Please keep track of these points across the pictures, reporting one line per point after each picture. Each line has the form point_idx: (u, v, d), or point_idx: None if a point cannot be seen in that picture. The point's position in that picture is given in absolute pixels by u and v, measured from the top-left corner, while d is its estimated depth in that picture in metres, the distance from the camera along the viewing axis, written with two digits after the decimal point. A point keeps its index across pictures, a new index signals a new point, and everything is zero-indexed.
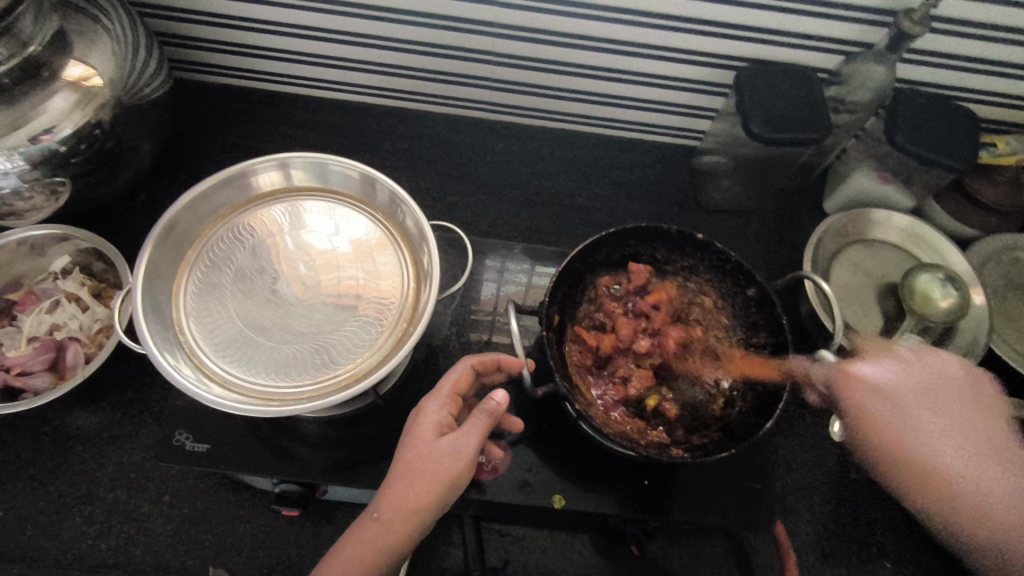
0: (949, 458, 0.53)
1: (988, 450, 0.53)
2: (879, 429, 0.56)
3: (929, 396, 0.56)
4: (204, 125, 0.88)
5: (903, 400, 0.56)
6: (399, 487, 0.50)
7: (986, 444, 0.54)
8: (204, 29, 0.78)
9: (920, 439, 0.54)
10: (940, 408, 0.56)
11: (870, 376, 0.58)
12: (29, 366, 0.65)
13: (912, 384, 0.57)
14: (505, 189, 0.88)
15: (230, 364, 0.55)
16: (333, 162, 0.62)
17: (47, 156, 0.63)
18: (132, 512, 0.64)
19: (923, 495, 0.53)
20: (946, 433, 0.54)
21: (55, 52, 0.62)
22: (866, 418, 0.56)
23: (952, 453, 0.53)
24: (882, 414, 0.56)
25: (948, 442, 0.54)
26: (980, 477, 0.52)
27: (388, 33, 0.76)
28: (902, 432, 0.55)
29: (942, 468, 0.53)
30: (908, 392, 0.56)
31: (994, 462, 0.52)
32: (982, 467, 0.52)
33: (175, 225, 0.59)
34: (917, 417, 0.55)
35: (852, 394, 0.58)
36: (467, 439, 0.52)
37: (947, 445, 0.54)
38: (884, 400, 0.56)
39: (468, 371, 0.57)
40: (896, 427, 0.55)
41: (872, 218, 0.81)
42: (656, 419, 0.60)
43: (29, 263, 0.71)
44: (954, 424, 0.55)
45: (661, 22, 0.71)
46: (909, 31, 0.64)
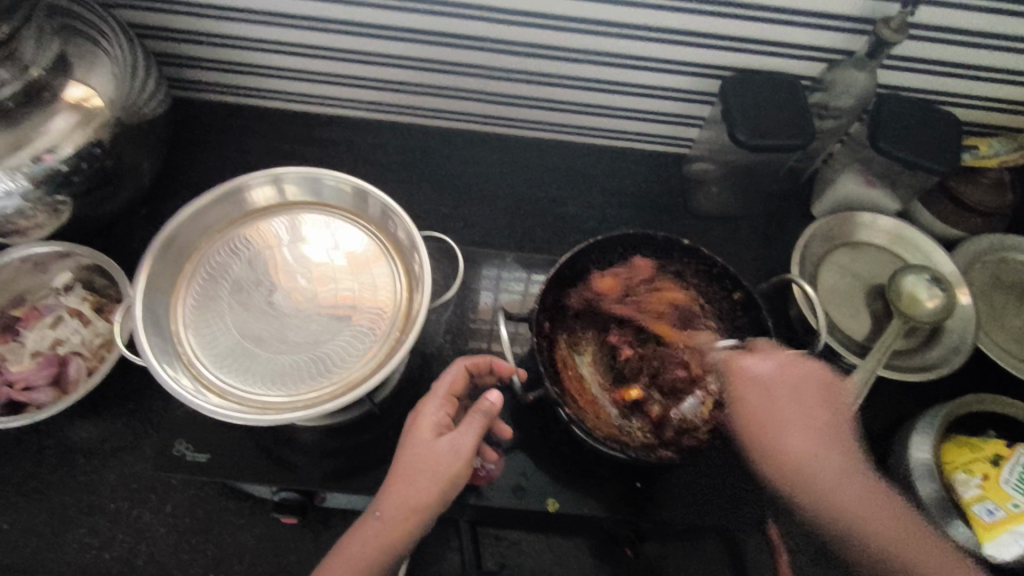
0: (795, 441, 0.54)
1: (832, 442, 0.55)
2: (750, 413, 0.56)
3: (800, 396, 0.57)
4: (202, 142, 0.89)
5: (769, 391, 0.57)
6: (400, 486, 0.51)
7: (825, 434, 0.55)
8: (201, 48, 0.80)
9: (784, 425, 0.55)
10: (796, 399, 0.56)
11: (754, 368, 0.58)
12: (33, 381, 0.66)
13: (782, 372, 0.57)
14: (498, 200, 0.90)
15: (228, 374, 0.57)
16: (326, 176, 0.64)
17: (49, 175, 0.65)
18: (134, 522, 0.65)
19: (795, 486, 0.53)
20: (799, 421, 0.55)
21: (56, 75, 0.64)
22: (746, 410, 0.57)
23: (801, 435, 0.55)
24: (760, 404, 0.56)
25: (797, 430, 0.55)
26: (821, 468, 0.53)
27: (380, 49, 0.78)
28: (769, 421, 0.55)
29: (789, 451, 0.54)
30: (782, 387, 0.57)
31: (839, 454, 0.54)
32: (831, 461, 0.54)
33: (173, 241, 0.60)
34: (784, 408, 0.56)
35: (737, 385, 0.58)
36: (465, 437, 0.53)
37: (795, 429, 0.55)
38: (762, 392, 0.57)
39: (462, 374, 0.59)
40: (765, 416, 0.56)
41: (858, 221, 0.82)
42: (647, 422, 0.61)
43: (32, 280, 0.73)
44: (814, 418, 0.56)
45: (646, 34, 0.73)
46: (888, 39, 0.66)
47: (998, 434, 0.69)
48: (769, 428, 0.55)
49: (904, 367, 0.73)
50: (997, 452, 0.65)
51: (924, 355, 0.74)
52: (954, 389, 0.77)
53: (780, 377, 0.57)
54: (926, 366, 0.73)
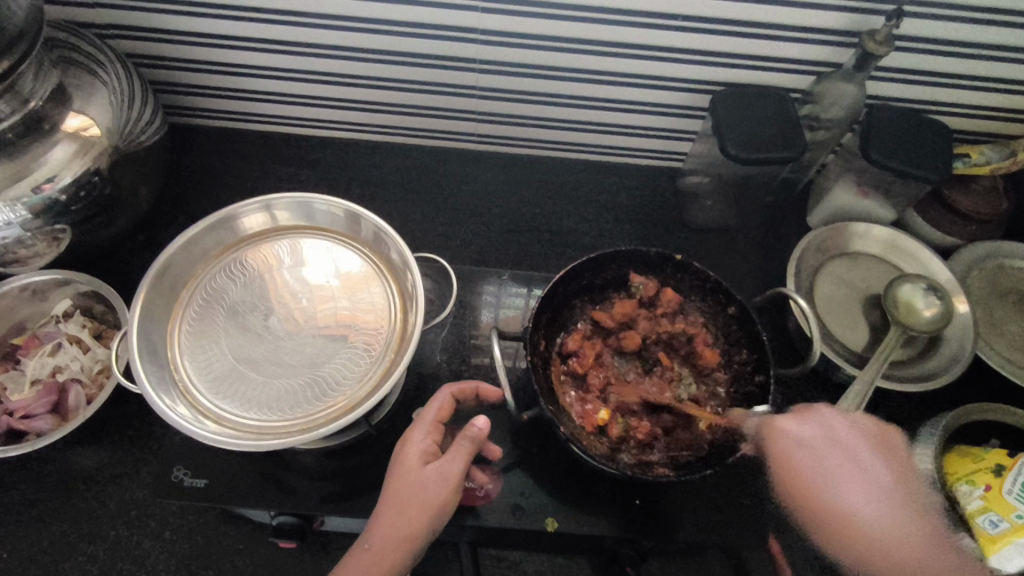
0: (855, 503, 0.53)
1: (898, 497, 0.54)
2: (807, 489, 0.53)
3: (844, 452, 0.55)
4: (199, 167, 0.90)
5: (810, 454, 0.54)
6: (389, 515, 0.51)
7: (876, 489, 0.54)
8: (196, 76, 0.82)
9: (841, 488, 0.53)
10: (851, 459, 0.55)
11: (794, 433, 0.55)
12: (33, 409, 0.67)
13: (821, 439, 0.55)
14: (493, 218, 0.90)
15: (224, 400, 0.57)
16: (318, 200, 0.65)
17: (48, 205, 0.66)
18: (134, 549, 0.65)
19: (866, 558, 0.51)
20: (853, 481, 0.54)
21: (54, 106, 0.65)
22: (794, 482, 0.53)
23: (860, 493, 0.53)
24: (808, 472, 0.53)
25: (854, 487, 0.53)
26: (886, 522, 0.52)
27: (373, 72, 0.79)
28: (825, 484, 0.53)
29: (854, 514, 0.52)
30: (827, 448, 0.55)
31: (907, 512, 0.53)
32: (889, 514, 0.52)
33: (167, 269, 0.61)
34: (836, 469, 0.54)
35: (777, 447, 0.55)
36: (452, 464, 0.53)
37: (851, 492, 0.53)
38: (809, 451, 0.54)
39: (448, 398, 0.59)
40: (820, 484, 0.53)
41: (852, 231, 0.82)
42: (630, 440, 0.61)
43: (32, 307, 0.74)
44: (870, 470, 0.54)
45: (635, 52, 0.74)
46: (874, 52, 0.66)
47: (1002, 443, 0.69)
48: (825, 495, 0.53)
49: (903, 377, 0.73)
50: (999, 462, 0.64)
51: (925, 365, 0.74)
52: (955, 398, 0.76)
53: (821, 443, 0.55)
54: (926, 376, 0.73)
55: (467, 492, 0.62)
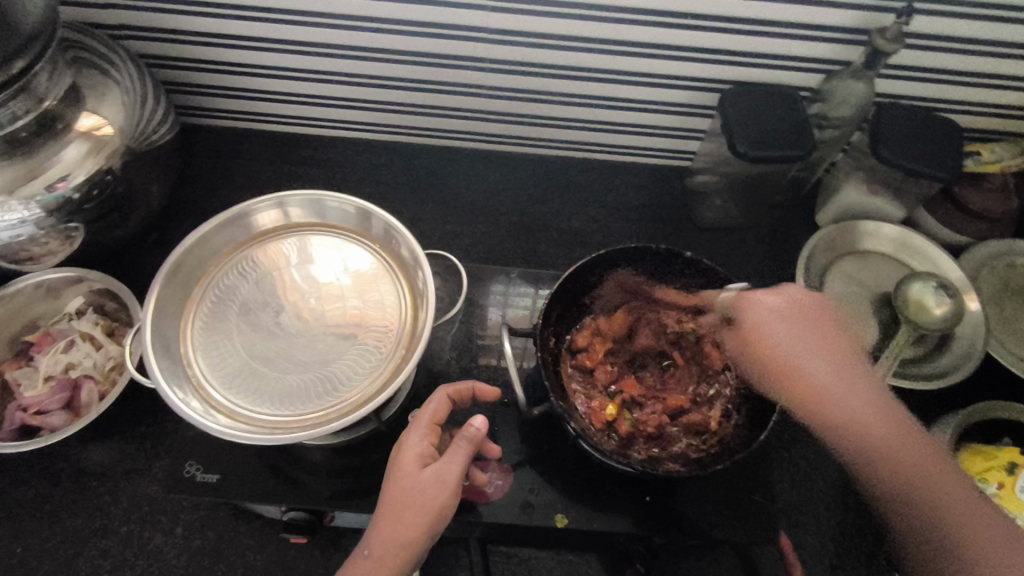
0: (816, 368, 0.52)
1: (859, 369, 0.54)
2: (765, 351, 0.54)
3: (807, 333, 0.54)
4: (210, 167, 0.91)
5: (773, 329, 0.55)
6: (388, 522, 0.51)
7: (838, 365, 0.53)
8: (207, 76, 0.82)
9: (802, 352, 0.53)
10: (823, 339, 0.54)
11: (756, 309, 0.56)
12: (46, 405, 0.67)
13: (785, 311, 0.55)
14: (501, 217, 0.91)
15: (236, 396, 0.57)
16: (329, 197, 0.65)
17: (62, 203, 0.66)
18: (146, 544, 0.65)
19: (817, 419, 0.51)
20: (813, 354, 0.53)
21: (68, 106, 0.66)
22: (754, 341, 0.55)
23: (820, 361, 0.53)
24: (773, 334, 0.54)
25: (817, 357, 0.53)
26: (847, 397, 0.51)
27: (383, 72, 0.80)
28: (782, 344, 0.54)
29: (813, 377, 0.52)
30: (795, 317, 0.55)
31: (863, 381, 0.53)
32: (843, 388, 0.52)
33: (180, 265, 0.61)
34: (800, 341, 0.54)
35: (749, 319, 0.56)
36: (450, 467, 0.53)
37: (814, 357, 0.53)
38: (784, 330, 0.54)
39: (444, 400, 0.58)
40: (794, 357, 0.53)
41: (861, 230, 0.82)
42: (638, 434, 0.61)
43: (46, 305, 0.74)
44: (830, 352, 0.53)
45: (644, 51, 0.74)
46: (883, 49, 0.66)
47: (1014, 441, 0.68)
48: (793, 370, 0.53)
49: (914, 375, 0.72)
50: (1012, 460, 0.64)
51: (937, 362, 0.74)
52: (966, 397, 0.76)
53: (788, 314, 0.55)
54: (936, 374, 0.72)
55: (476, 487, 0.63)
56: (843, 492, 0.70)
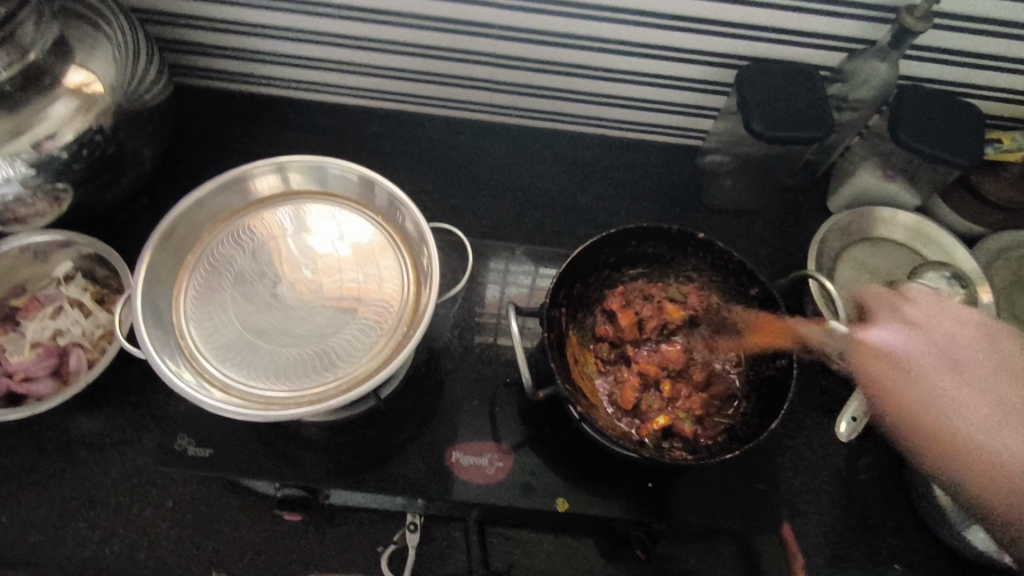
0: (962, 424, 0.55)
1: (996, 417, 0.56)
2: (906, 401, 0.59)
3: (971, 354, 0.60)
4: (206, 130, 0.88)
5: (916, 364, 0.60)
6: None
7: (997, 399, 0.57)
8: (202, 34, 0.79)
9: (934, 402, 0.58)
10: (946, 372, 0.59)
11: (885, 350, 0.62)
12: (32, 372, 0.65)
13: (926, 353, 0.60)
14: (506, 191, 0.88)
15: (231, 368, 0.55)
16: (331, 164, 0.62)
17: (47, 162, 0.63)
18: (136, 517, 0.64)
19: (949, 464, 0.55)
20: (957, 388, 0.58)
21: (55, 59, 0.63)
22: (885, 392, 0.61)
23: (965, 415, 0.56)
24: (908, 388, 0.59)
25: (968, 412, 0.56)
26: (989, 438, 0.54)
27: (388, 36, 0.76)
28: (906, 391, 0.59)
29: (933, 413, 0.57)
30: (912, 355, 0.61)
31: (988, 418, 0.56)
32: (970, 407, 0.57)
33: (174, 230, 0.59)
34: (926, 379, 0.59)
35: (865, 365, 0.63)
36: None
37: (937, 401, 0.58)
38: (889, 366, 0.62)
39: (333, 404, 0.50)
40: (913, 396, 0.59)
41: (878, 216, 0.80)
42: (648, 411, 0.60)
43: (32, 268, 0.72)
44: (942, 374, 0.59)
45: (662, 22, 0.71)
46: (910, 27, 0.64)
47: None
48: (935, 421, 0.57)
49: None
50: None
51: None
52: None
53: (927, 359, 0.60)
54: None
55: (476, 468, 0.62)
56: (846, 482, 0.70)
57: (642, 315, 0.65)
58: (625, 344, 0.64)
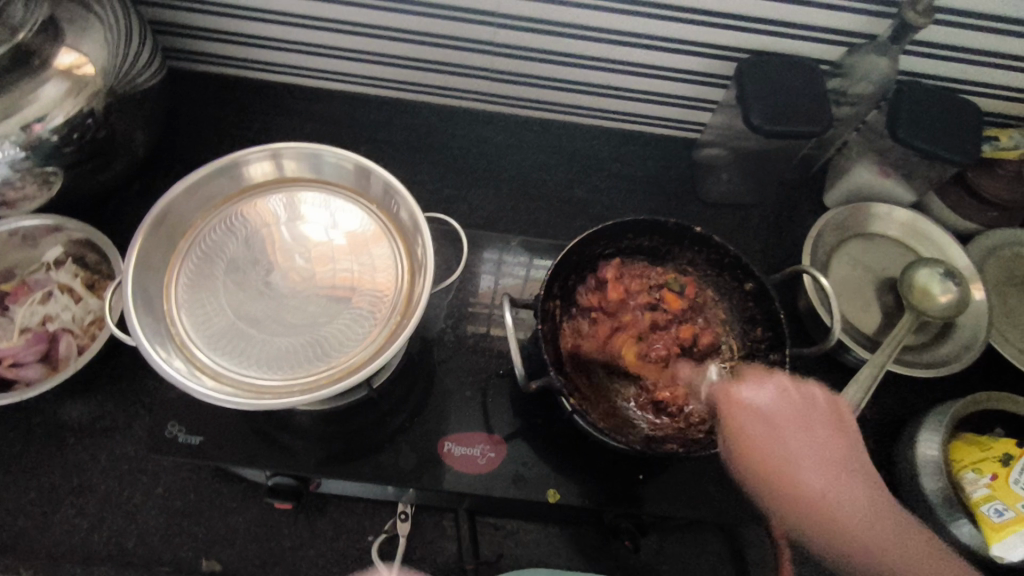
0: (812, 479, 0.53)
1: (840, 468, 0.54)
2: (766, 464, 0.54)
3: (801, 413, 0.56)
4: (198, 114, 0.86)
5: (782, 429, 0.55)
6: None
7: (834, 463, 0.55)
8: (195, 16, 0.77)
9: (800, 464, 0.54)
10: (801, 434, 0.55)
11: (750, 399, 0.57)
12: (21, 357, 0.64)
13: (788, 409, 0.56)
14: (502, 181, 0.87)
15: (222, 357, 0.55)
16: (326, 152, 0.61)
17: (37, 144, 0.62)
18: (125, 504, 0.63)
19: (818, 533, 0.51)
20: (807, 451, 0.55)
21: (45, 40, 0.61)
22: (755, 458, 0.54)
23: (817, 477, 0.54)
24: (776, 445, 0.54)
25: (813, 467, 0.54)
26: (840, 498, 0.53)
27: (385, 22, 0.75)
28: (790, 458, 0.54)
29: (782, 453, 0.54)
30: (787, 417, 0.56)
31: (845, 482, 0.54)
32: (848, 492, 0.53)
33: (165, 216, 0.58)
34: (782, 439, 0.55)
35: (734, 415, 0.56)
36: None
37: (813, 470, 0.54)
38: (766, 423, 0.55)
39: None
40: (783, 458, 0.54)
41: (872, 212, 0.80)
42: (634, 400, 0.62)
43: (22, 253, 0.71)
44: (818, 451, 0.55)
45: (662, 13, 0.70)
46: (913, 22, 0.63)
47: (1004, 431, 0.69)
48: (786, 470, 0.54)
49: (912, 361, 0.71)
50: (1008, 451, 0.63)
51: (935, 350, 0.73)
52: (963, 386, 0.75)
53: (784, 410, 0.56)
54: (934, 362, 0.72)
55: (467, 458, 0.62)
56: None
57: (640, 303, 0.66)
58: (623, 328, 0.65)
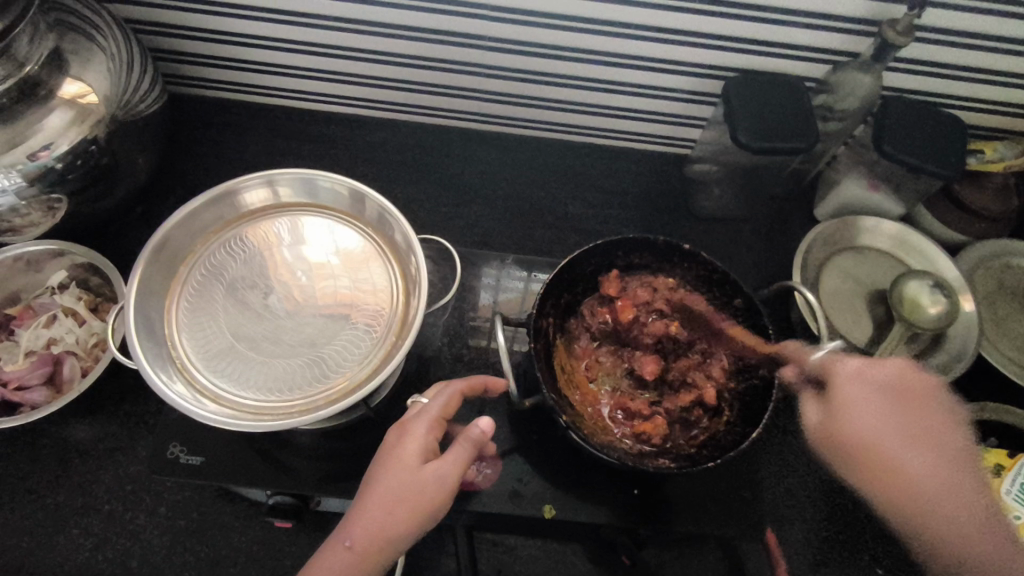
0: (909, 449, 0.55)
1: (937, 437, 0.56)
2: (868, 439, 0.55)
3: (878, 388, 0.57)
4: (198, 138, 0.88)
5: (854, 401, 0.57)
6: (379, 515, 0.49)
7: (920, 427, 0.56)
8: (196, 44, 0.80)
9: (877, 428, 0.56)
10: (904, 408, 0.57)
11: (846, 374, 0.58)
12: (25, 380, 0.66)
13: (869, 383, 0.57)
14: (497, 200, 0.89)
15: (222, 379, 0.56)
16: (321, 176, 0.63)
17: (43, 173, 0.64)
18: (129, 524, 0.64)
19: (895, 497, 0.54)
20: (884, 419, 0.56)
21: (50, 71, 0.63)
22: (862, 433, 0.56)
23: (896, 440, 0.55)
24: (864, 414, 0.56)
25: (894, 431, 0.56)
26: (917, 464, 0.55)
27: (380, 47, 0.77)
28: (865, 427, 0.56)
29: (859, 429, 0.56)
30: (894, 389, 0.57)
31: (934, 449, 0.55)
32: (922, 461, 0.55)
33: (167, 243, 0.60)
34: (872, 408, 0.56)
35: (849, 388, 0.57)
36: (450, 467, 0.51)
37: (886, 431, 0.55)
38: (858, 395, 0.57)
39: (457, 395, 0.57)
40: (885, 430, 0.55)
41: (861, 226, 0.82)
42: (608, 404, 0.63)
43: (26, 277, 0.72)
44: (908, 420, 0.56)
45: (649, 34, 0.72)
46: (892, 42, 0.65)
47: (999, 442, 0.68)
48: (871, 437, 0.55)
49: None
50: (998, 461, 0.65)
51: (927, 362, 0.74)
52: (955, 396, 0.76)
53: (871, 384, 0.57)
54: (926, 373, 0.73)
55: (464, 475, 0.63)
56: (832, 488, 0.70)
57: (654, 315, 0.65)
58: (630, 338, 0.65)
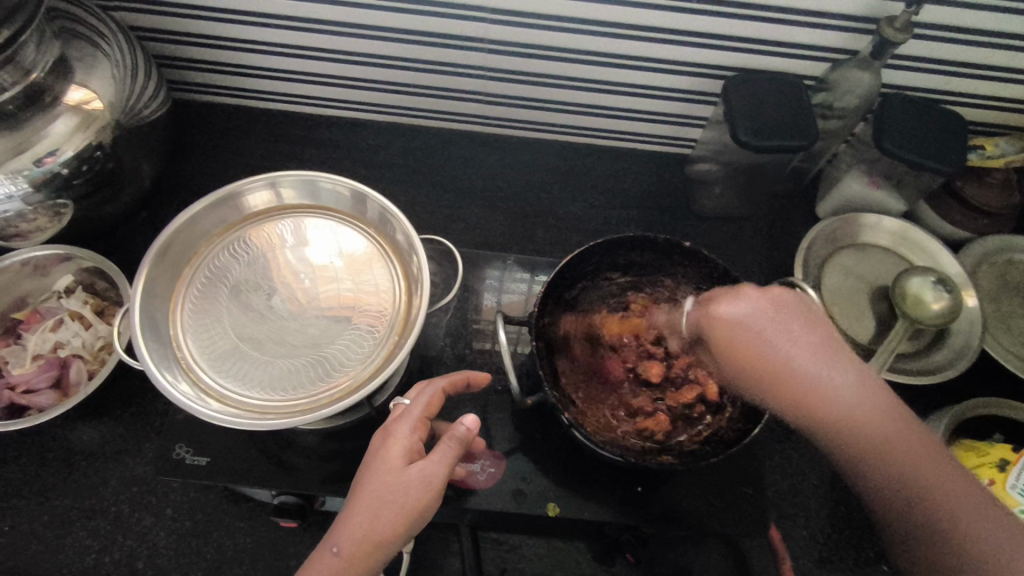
0: (814, 373, 0.44)
1: (845, 353, 0.45)
2: (755, 360, 0.45)
3: (785, 311, 0.47)
4: (202, 143, 0.89)
5: (762, 334, 0.46)
6: (365, 518, 0.48)
7: (828, 355, 0.45)
8: (198, 50, 0.80)
9: (780, 347, 0.45)
10: (805, 321, 0.47)
11: (730, 313, 0.48)
12: (34, 383, 0.66)
13: (764, 309, 0.47)
14: (498, 201, 0.89)
15: (227, 379, 0.57)
16: (323, 178, 0.63)
17: (50, 178, 0.65)
18: (135, 525, 0.65)
19: (812, 426, 0.43)
20: (801, 344, 0.45)
21: (56, 78, 0.64)
22: (737, 350, 0.47)
23: (809, 355, 0.45)
24: (761, 339, 0.46)
25: (801, 348, 0.45)
26: (864, 406, 0.43)
27: (380, 50, 0.78)
28: (772, 350, 0.45)
29: (781, 358, 0.45)
30: (765, 315, 0.47)
31: (853, 373, 0.44)
32: (858, 396, 0.43)
33: (171, 244, 0.60)
34: (783, 335, 0.45)
35: (717, 331, 0.49)
36: (438, 467, 0.50)
37: (797, 349, 0.45)
38: (741, 316, 0.47)
39: (439, 395, 0.57)
40: (772, 358, 0.45)
41: (863, 222, 0.81)
42: (615, 400, 0.64)
43: (33, 282, 0.73)
44: (819, 333, 0.46)
45: (646, 35, 0.72)
46: (891, 39, 0.65)
47: (1005, 437, 0.69)
48: (766, 359, 0.45)
49: (907, 370, 0.72)
50: (1004, 457, 0.64)
51: (931, 358, 0.73)
52: (959, 393, 0.76)
53: (761, 314, 0.47)
54: (930, 369, 0.72)
55: (467, 474, 0.63)
56: (834, 484, 0.71)
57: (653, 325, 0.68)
58: (633, 344, 0.67)
